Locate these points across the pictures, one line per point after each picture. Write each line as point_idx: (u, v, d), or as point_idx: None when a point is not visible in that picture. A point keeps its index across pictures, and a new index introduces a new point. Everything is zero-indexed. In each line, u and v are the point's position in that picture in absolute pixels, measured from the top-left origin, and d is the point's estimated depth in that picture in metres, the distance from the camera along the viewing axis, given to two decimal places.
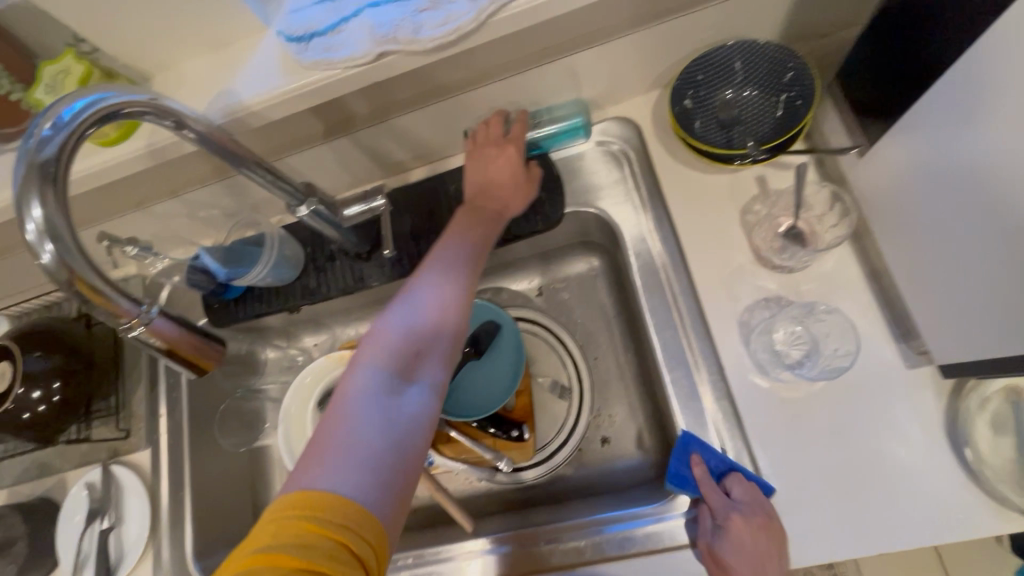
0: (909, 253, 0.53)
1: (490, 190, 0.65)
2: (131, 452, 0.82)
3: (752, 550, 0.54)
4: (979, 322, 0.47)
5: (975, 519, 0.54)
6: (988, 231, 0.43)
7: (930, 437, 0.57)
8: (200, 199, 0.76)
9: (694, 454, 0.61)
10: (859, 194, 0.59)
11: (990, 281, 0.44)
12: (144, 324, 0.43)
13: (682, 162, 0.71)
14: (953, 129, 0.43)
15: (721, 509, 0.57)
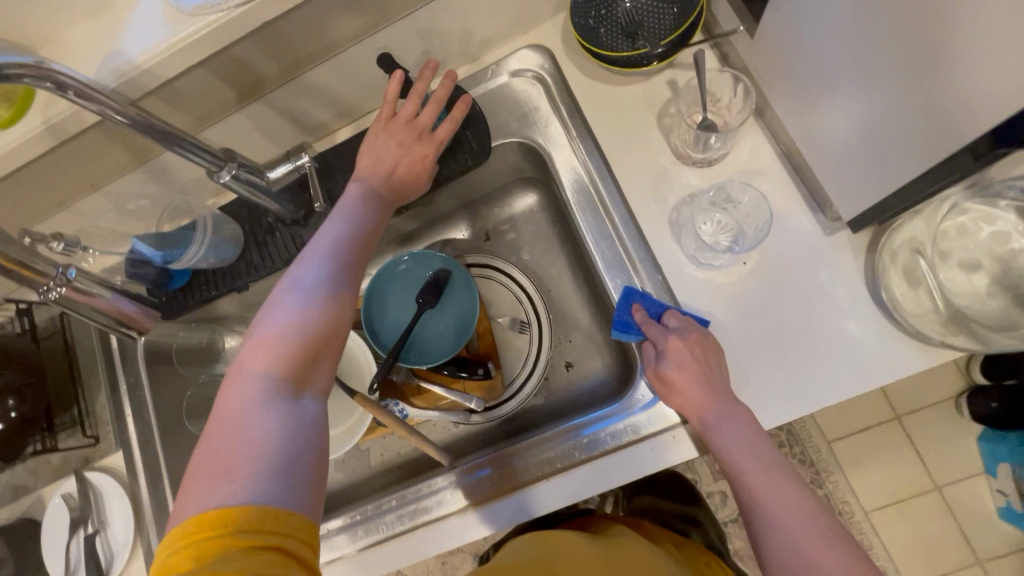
0: (809, 127, 0.57)
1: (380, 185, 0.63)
2: (104, 456, 0.81)
3: (693, 362, 0.58)
4: (873, 172, 0.51)
5: (900, 357, 0.58)
6: (865, 84, 0.46)
7: (854, 295, 0.61)
8: (124, 189, 0.75)
9: (636, 304, 0.63)
10: (755, 65, 0.61)
11: (874, 132, 0.48)
12: (59, 282, 0.67)
13: (596, 80, 0.73)
14: (832, 10, 0.44)
15: (659, 336, 0.61)
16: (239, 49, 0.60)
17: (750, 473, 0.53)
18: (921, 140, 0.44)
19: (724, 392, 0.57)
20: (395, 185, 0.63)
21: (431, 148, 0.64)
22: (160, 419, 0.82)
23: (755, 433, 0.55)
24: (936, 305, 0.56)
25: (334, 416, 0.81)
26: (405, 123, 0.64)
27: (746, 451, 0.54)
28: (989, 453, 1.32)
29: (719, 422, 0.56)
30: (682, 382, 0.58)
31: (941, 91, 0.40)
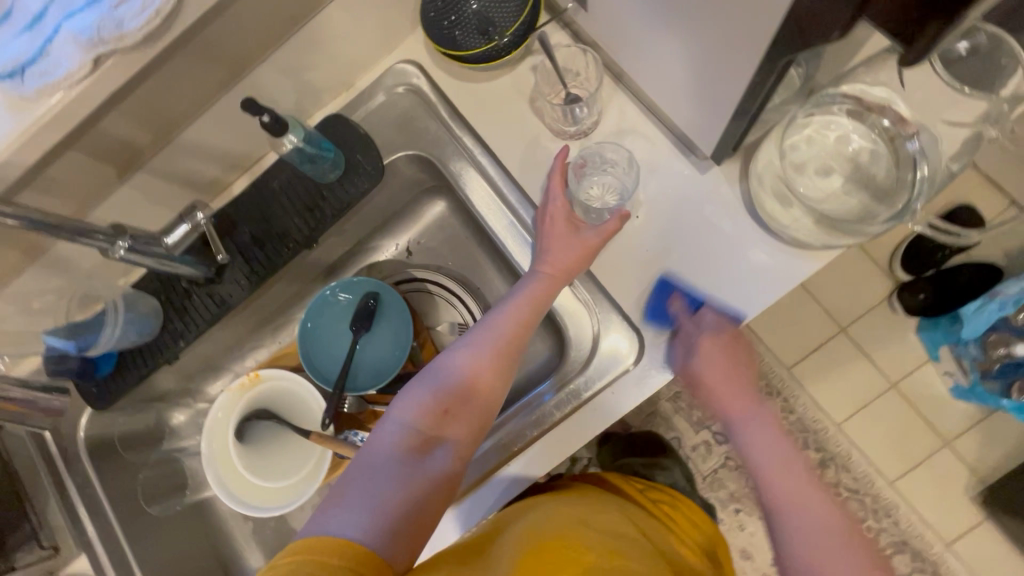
0: (660, 80, 0.61)
1: (547, 253, 0.64)
2: (68, 564, 0.78)
3: (724, 361, 0.60)
4: (715, 102, 0.55)
5: (790, 267, 0.64)
6: (681, 23, 0.50)
7: (738, 221, 0.66)
8: (25, 289, 0.73)
9: (673, 292, 0.65)
10: (597, 32, 0.66)
11: (702, 65, 0.52)
12: None
13: (466, 79, 0.76)
14: None
15: (694, 326, 0.63)
16: (104, 123, 0.60)
17: (776, 490, 0.54)
18: (733, 67, 0.48)
19: (749, 389, 0.61)
20: (562, 261, 0.63)
21: (599, 238, 0.64)
22: (119, 511, 0.80)
23: (775, 434, 0.58)
24: (806, 213, 0.62)
25: (294, 462, 0.81)
26: (572, 222, 0.65)
27: (771, 463, 0.56)
28: (929, 341, 1.42)
29: (742, 421, 0.59)
30: (710, 375, 0.60)
31: (728, 16, 0.44)
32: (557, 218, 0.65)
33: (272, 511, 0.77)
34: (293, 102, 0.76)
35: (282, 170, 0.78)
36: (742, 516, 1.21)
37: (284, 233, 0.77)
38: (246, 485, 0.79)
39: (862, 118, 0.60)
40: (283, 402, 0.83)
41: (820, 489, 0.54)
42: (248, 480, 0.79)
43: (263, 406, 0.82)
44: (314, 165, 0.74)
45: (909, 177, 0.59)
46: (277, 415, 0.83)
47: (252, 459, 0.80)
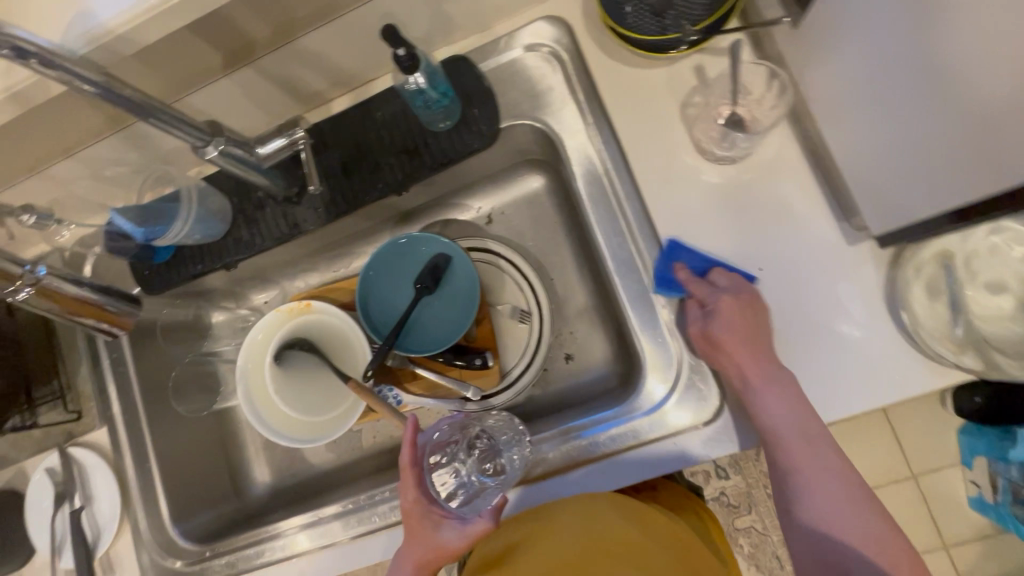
0: (910, 110, 0.44)
1: (406, 546, 0.62)
2: (87, 432, 0.79)
3: (742, 325, 0.57)
4: (896, 202, 0.51)
5: (916, 377, 0.57)
6: (914, 120, 0.44)
7: (871, 309, 0.59)
8: (102, 155, 0.69)
9: (680, 260, 0.62)
10: (824, 27, 0.50)
11: (908, 167, 0.47)
12: (30, 281, 0.61)
13: (616, 61, 0.67)
14: (908, 36, 0.41)
15: (707, 295, 0.60)
16: (228, 10, 0.54)
17: (792, 447, 0.55)
18: (959, 187, 0.44)
19: (768, 353, 0.57)
20: (414, 557, 0.61)
21: (459, 539, 0.61)
22: (145, 397, 0.79)
23: (797, 399, 0.55)
24: (957, 329, 0.55)
25: (326, 400, 0.79)
26: (426, 517, 0.62)
27: (783, 417, 0.55)
28: (967, 447, 1.35)
29: (760, 388, 0.56)
30: (731, 340, 0.57)
31: (997, 145, 0.39)
32: (416, 518, 0.62)
33: (299, 443, 0.76)
34: (423, 30, 0.68)
35: (390, 102, 0.72)
36: None
37: (375, 169, 0.71)
38: (275, 411, 0.77)
39: None
40: (326, 338, 0.81)
41: (832, 449, 0.55)
42: (277, 407, 0.78)
43: (305, 336, 0.79)
44: (427, 110, 0.67)
45: None
46: (316, 348, 0.80)
47: (284, 388, 0.78)
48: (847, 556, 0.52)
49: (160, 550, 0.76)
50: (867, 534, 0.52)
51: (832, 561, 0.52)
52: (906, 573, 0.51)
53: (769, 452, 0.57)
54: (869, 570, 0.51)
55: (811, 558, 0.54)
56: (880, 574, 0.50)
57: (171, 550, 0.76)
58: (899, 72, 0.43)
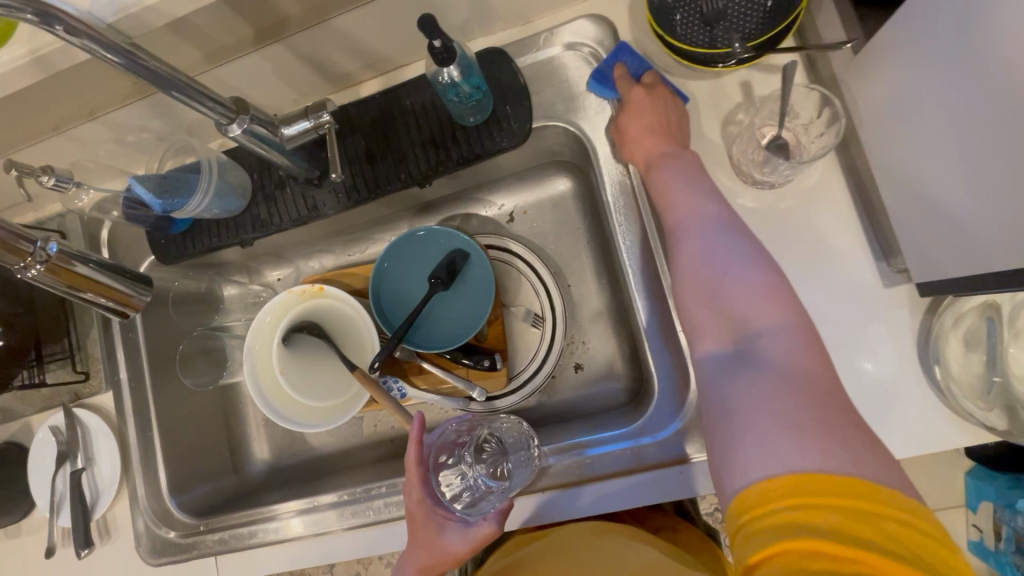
0: (963, 157, 0.42)
1: (413, 545, 0.62)
2: (93, 394, 0.80)
3: (654, 111, 0.59)
4: (934, 257, 0.48)
5: (940, 432, 0.55)
6: (971, 172, 0.42)
7: (901, 357, 0.56)
8: (126, 120, 0.68)
9: (619, 62, 0.63)
10: (884, 78, 0.49)
11: (955, 221, 0.44)
12: (41, 260, 0.55)
13: (659, 68, 0.64)
14: (982, 81, 0.39)
15: (626, 91, 0.62)
16: None
17: (682, 229, 0.54)
18: (999, 252, 0.41)
19: (679, 137, 0.60)
20: (417, 560, 0.61)
21: (464, 542, 0.61)
22: (152, 366, 0.79)
23: (696, 172, 0.57)
24: None
25: (333, 386, 0.78)
26: (431, 517, 0.62)
27: (681, 189, 0.56)
28: (974, 490, 1.32)
29: (663, 161, 0.58)
30: (634, 130, 0.60)
31: None
32: (421, 519, 0.62)
33: (303, 427, 0.75)
34: (461, 19, 0.66)
35: (421, 91, 0.69)
36: None
37: (400, 160, 0.69)
38: (280, 393, 0.77)
39: None
40: (336, 324, 0.80)
41: (737, 235, 0.53)
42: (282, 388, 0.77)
43: (314, 319, 0.78)
44: (458, 104, 0.65)
45: None
46: (324, 333, 0.79)
47: (290, 371, 0.77)
48: (731, 286, 0.49)
49: (155, 519, 0.76)
50: (762, 298, 0.48)
51: (727, 309, 0.49)
52: (799, 325, 0.46)
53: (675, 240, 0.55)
54: (757, 324, 0.47)
55: (698, 308, 0.51)
56: (767, 322, 0.46)
57: (166, 520, 0.76)
58: (963, 119, 0.41)
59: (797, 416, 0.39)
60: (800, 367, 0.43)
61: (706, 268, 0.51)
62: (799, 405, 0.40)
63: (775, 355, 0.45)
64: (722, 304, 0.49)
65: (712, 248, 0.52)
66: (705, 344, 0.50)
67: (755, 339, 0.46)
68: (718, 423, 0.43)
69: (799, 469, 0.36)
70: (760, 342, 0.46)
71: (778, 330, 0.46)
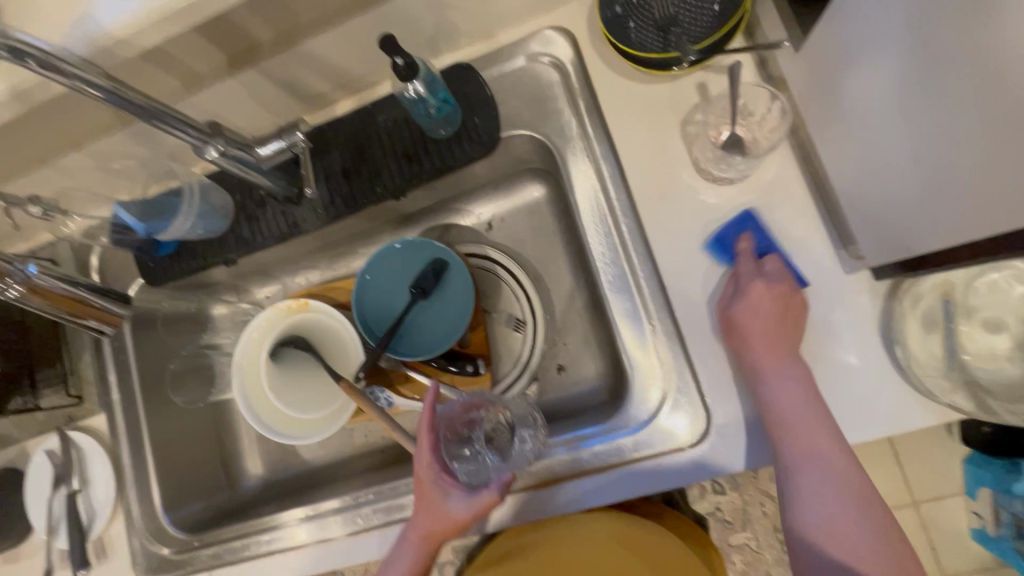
0: (900, 135, 0.43)
1: (417, 507, 0.64)
2: (86, 417, 0.81)
3: (769, 311, 0.56)
4: (899, 233, 0.49)
5: (906, 412, 0.56)
6: (911, 149, 0.43)
7: (865, 340, 0.57)
8: (109, 149, 0.70)
9: (748, 230, 0.60)
10: (824, 84, 0.51)
11: (907, 196, 0.45)
12: (22, 281, 0.65)
13: (618, 74, 0.67)
14: (897, 63, 0.40)
15: (750, 274, 0.59)
16: (230, 13, 0.55)
17: (799, 433, 0.54)
18: (954, 220, 0.42)
19: (788, 351, 0.56)
20: (422, 525, 0.63)
21: (467, 511, 0.62)
22: (143, 386, 0.81)
23: (806, 394, 0.55)
24: (949, 367, 0.53)
25: (320, 398, 0.80)
26: (436, 483, 0.62)
27: (762, 334, 0.56)
28: (972, 476, 1.31)
29: (777, 378, 0.55)
30: (747, 321, 0.56)
31: (985, 180, 0.37)
32: (428, 484, 0.63)
33: (292, 439, 0.76)
34: (426, 38, 0.68)
35: (392, 107, 0.72)
36: None
37: (374, 174, 0.72)
38: (269, 407, 0.79)
39: None
40: (321, 337, 0.82)
41: (843, 456, 0.53)
42: (270, 403, 0.79)
43: (300, 333, 0.80)
44: (427, 117, 0.67)
45: None
46: (311, 346, 0.81)
47: (278, 384, 0.79)
48: (832, 520, 0.52)
49: (150, 537, 0.77)
50: (857, 511, 0.52)
51: (794, 506, 0.54)
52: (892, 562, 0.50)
53: (773, 432, 0.55)
54: (852, 560, 0.51)
55: (817, 527, 0.53)
56: (860, 558, 0.51)
57: (160, 537, 0.77)
58: (892, 100, 0.42)
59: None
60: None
61: (813, 486, 0.53)
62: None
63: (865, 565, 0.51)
64: (818, 542, 0.52)
65: (811, 483, 0.53)
66: (799, 569, 0.54)
67: (842, 571, 0.51)
68: None
69: None
70: (863, 573, 0.50)
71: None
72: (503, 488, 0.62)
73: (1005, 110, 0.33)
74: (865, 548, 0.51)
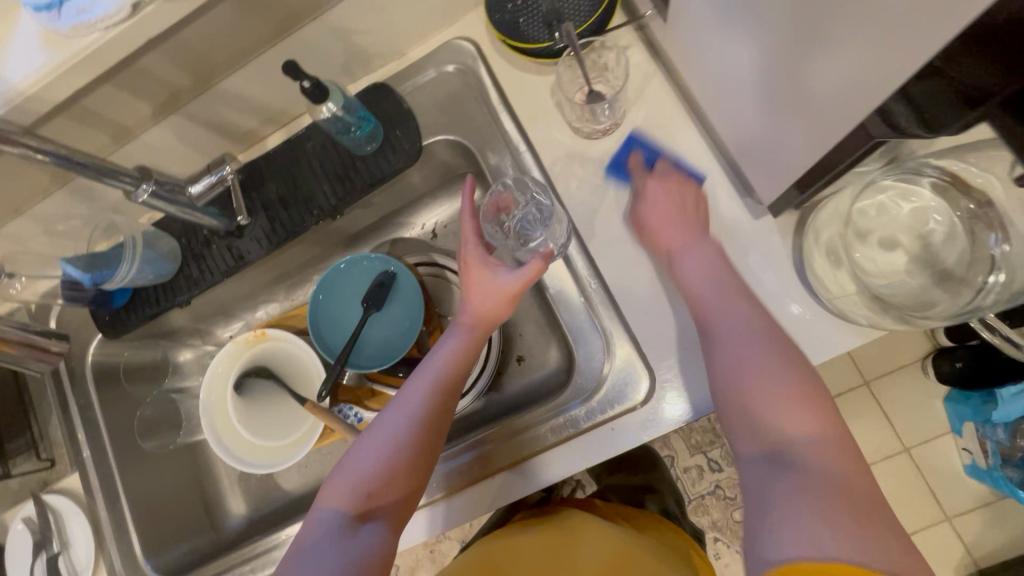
0: (748, 70, 0.47)
1: (464, 296, 0.64)
2: (61, 479, 0.82)
3: (670, 198, 0.61)
4: (778, 163, 0.52)
5: (832, 339, 0.58)
6: (758, 80, 0.47)
7: (783, 279, 0.61)
8: (52, 210, 0.73)
9: (635, 148, 0.66)
10: (690, 42, 0.56)
11: (771, 124, 0.49)
12: None
13: (521, 71, 0.71)
14: (724, 4, 0.45)
15: (642, 178, 0.64)
16: (145, 62, 0.58)
17: (708, 303, 0.56)
18: (808, 138, 0.45)
19: (694, 228, 0.61)
20: (485, 307, 0.63)
21: (516, 282, 0.61)
22: (113, 438, 0.82)
23: (716, 263, 0.58)
24: (859, 289, 0.57)
25: (291, 423, 0.81)
26: (484, 263, 0.65)
27: (667, 215, 0.60)
28: (955, 414, 1.25)
29: (684, 251, 0.59)
30: (653, 212, 0.61)
31: (812, 92, 0.41)
32: (478, 266, 0.65)
33: (265, 468, 0.77)
34: (339, 63, 0.73)
35: (318, 133, 0.76)
36: (720, 546, 1.16)
37: (309, 197, 0.75)
38: (240, 440, 0.80)
39: (946, 196, 0.54)
40: (283, 364, 0.83)
41: (761, 315, 0.54)
42: (240, 436, 0.80)
43: (262, 363, 0.82)
44: (349, 136, 0.71)
45: (977, 279, 0.52)
46: (275, 374, 0.82)
47: (246, 416, 0.80)
48: (759, 372, 0.49)
49: None
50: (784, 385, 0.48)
51: (729, 370, 0.51)
52: (821, 426, 0.46)
53: (694, 307, 0.57)
54: (789, 419, 0.47)
55: (731, 391, 0.51)
56: (797, 425, 0.46)
57: None
58: (732, 40, 0.47)
59: (829, 511, 0.39)
60: (838, 473, 0.43)
61: (736, 336, 0.52)
62: (824, 501, 0.40)
63: (800, 442, 0.45)
64: (750, 395, 0.49)
65: (738, 342, 0.52)
66: (744, 445, 0.48)
67: (783, 435, 0.46)
68: (751, 511, 0.44)
69: (825, 558, 0.37)
70: (790, 435, 0.46)
71: (814, 434, 0.46)
72: (549, 255, 0.62)
73: (799, 23, 0.38)
74: (770, 376, 0.49)
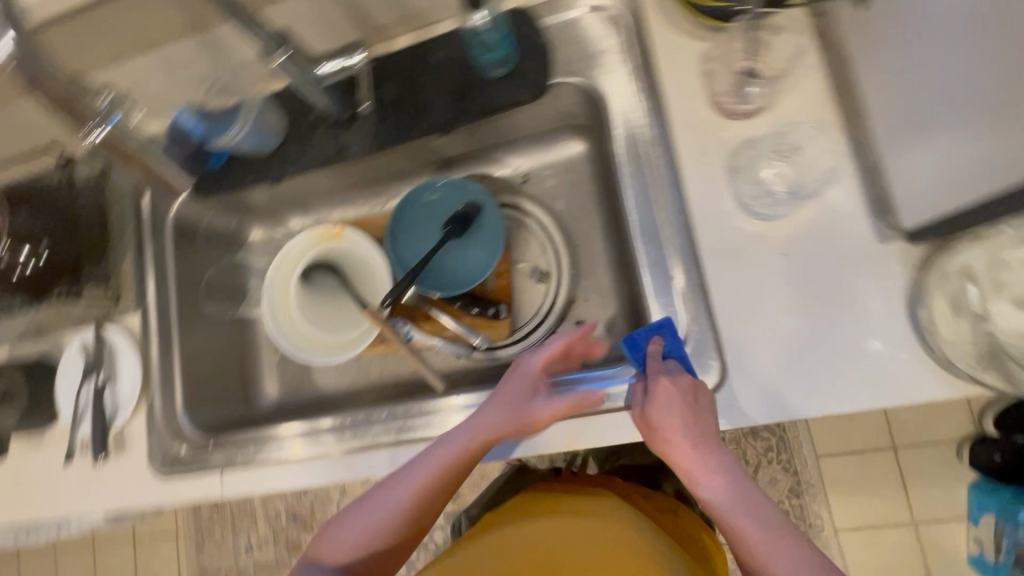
0: (978, 76, 0.44)
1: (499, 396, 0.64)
2: (122, 315, 0.84)
3: (681, 411, 0.56)
4: (943, 187, 0.49)
5: (929, 384, 0.56)
6: (984, 90, 0.43)
7: (890, 309, 0.58)
8: (178, 53, 0.73)
9: (658, 333, 0.61)
10: (889, 38, 0.52)
11: (964, 141, 0.46)
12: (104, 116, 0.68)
13: (675, 31, 0.68)
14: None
15: (654, 373, 0.60)
16: None
17: (756, 555, 0.50)
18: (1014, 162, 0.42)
19: (714, 444, 0.56)
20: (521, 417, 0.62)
21: (546, 415, 0.62)
22: (178, 290, 0.84)
23: (750, 493, 0.54)
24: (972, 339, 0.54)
25: (345, 322, 0.82)
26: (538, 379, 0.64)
27: (676, 432, 0.56)
28: (976, 503, 1.19)
29: (705, 482, 0.55)
30: (664, 424, 0.56)
31: None
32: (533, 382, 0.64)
33: (313, 358, 0.79)
34: None
35: (450, 45, 0.74)
36: None
37: (422, 107, 0.74)
38: (295, 325, 0.82)
39: None
40: (351, 265, 0.84)
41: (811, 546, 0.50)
42: (296, 322, 0.82)
43: (332, 258, 0.83)
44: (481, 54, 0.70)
45: None
46: (342, 271, 0.84)
47: (306, 303, 0.82)
48: None
49: (169, 433, 0.80)
50: None
51: None
52: None
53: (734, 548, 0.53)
54: None
55: None
56: None
57: (178, 434, 0.80)
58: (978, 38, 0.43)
59: None
60: None
61: None
62: None
63: None
64: None
65: None
66: None
67: None
68: None
69: None
70: None
71: None
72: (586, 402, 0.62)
73: None
74: None
